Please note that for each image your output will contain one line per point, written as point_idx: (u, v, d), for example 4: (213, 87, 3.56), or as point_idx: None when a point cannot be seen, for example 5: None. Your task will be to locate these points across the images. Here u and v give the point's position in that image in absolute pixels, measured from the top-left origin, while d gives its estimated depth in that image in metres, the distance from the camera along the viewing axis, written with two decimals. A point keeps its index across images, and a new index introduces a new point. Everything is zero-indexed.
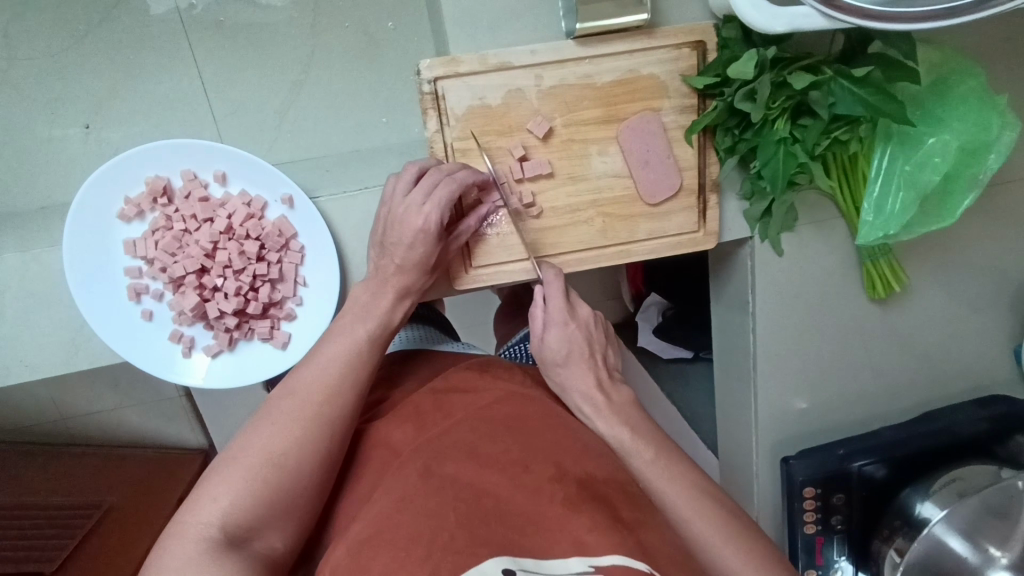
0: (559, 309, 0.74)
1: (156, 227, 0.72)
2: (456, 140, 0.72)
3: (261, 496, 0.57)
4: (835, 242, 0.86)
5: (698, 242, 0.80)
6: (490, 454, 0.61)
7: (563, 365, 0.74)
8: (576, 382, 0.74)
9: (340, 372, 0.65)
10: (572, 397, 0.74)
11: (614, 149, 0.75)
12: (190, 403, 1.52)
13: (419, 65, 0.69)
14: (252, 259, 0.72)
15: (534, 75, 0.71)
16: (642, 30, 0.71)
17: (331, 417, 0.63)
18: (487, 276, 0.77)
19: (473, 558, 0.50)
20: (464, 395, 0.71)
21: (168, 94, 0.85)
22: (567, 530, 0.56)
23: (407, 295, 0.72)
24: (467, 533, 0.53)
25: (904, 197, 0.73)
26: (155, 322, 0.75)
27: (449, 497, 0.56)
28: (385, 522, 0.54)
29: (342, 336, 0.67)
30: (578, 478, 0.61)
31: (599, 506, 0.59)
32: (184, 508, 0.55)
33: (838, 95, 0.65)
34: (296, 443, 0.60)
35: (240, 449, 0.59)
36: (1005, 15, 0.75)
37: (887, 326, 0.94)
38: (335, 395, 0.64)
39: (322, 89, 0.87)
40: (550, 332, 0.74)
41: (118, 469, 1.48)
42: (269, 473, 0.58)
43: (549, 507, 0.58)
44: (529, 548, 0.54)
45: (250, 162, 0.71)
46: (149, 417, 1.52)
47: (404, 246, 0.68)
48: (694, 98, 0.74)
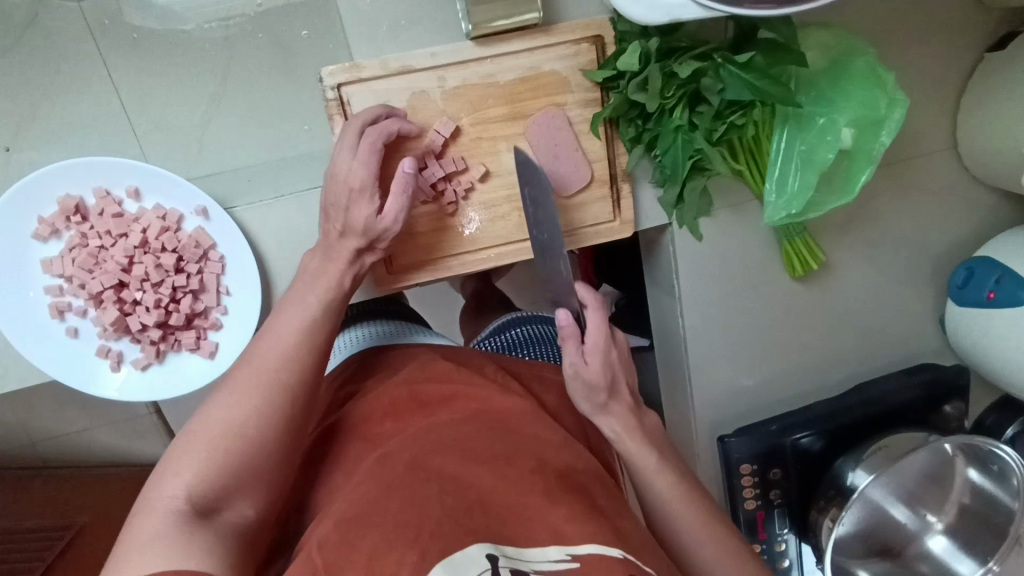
0: (602, 333, 0.72)
1: (73, 245, 0.72)
2: None
3: (225, 463, 0.58)
4: (754, 224, 0.89)
5: (614, 231, 0.82)
6: (474, 446, 0.64)
7: (603, 390, 0.72)
8: (609, 415, 0.74)
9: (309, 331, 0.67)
10: (604, 422, 0.74)
11: (523, 145, 0.76)
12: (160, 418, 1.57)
13: (320, 73, 0.70)
14: (170, 271, 0.73)
15: (437, 77, 0.72)
16: (538, 28, 0.72)
17: (291, 381, 0.64)
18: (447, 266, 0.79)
19: (458, 544, 0.52)
20: (447, 392, 0.73)
21: (86, 114, 0.84)
22: (547, 514, 0.58)
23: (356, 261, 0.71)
24: (452, 521, 0.55)
25: (804, 176, 0.74)
26: (81, 338, 0.76)
27: (433, 488, 0.58)
28: (371, 509, 0.56)
29: (297, 318, 0.67)
30: (557, 468, 0.64)
31: (577, 495, 0.62)
32: (148, 485, 0.56)
33: (726, 80, 0.67)
34: (253, 412, 0.61)
35: (199, 423, 0.60)
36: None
37: (813, 302, 0.96)
38: (293, 361, 0.65)
39: (240, 101, 0.86)
40: (592, 356, 0.71)
41: (91, 489, 1.49)
42: (233, 444, 0.59)
43: (531, 496, 0.60)
44: (509, 536, 0.57)
45: (162, 176, 0.72)
46: (120, 436, 1.56)
47: (342, 208, 0.67)
48: (597, 91, 0.76)
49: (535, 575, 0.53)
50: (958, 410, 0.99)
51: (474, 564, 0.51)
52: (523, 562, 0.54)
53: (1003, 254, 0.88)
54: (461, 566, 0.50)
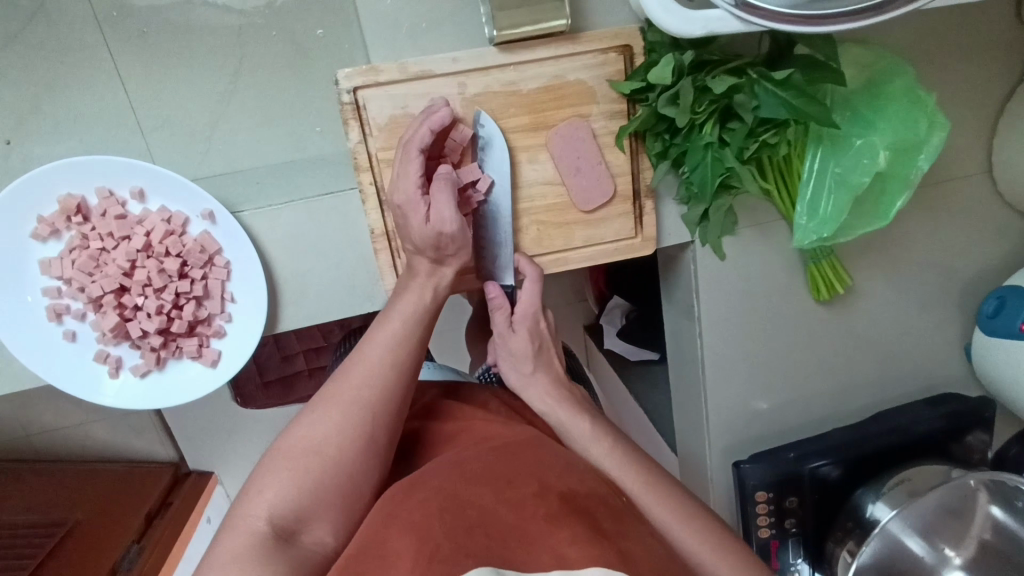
0: (529, 304, 0.78)
1: (73, 246, 0.70)
2: (379, 150, 0.70)
3: (313, 482, 0.57)
4: (778, 245, 0.86)
5: (635, 248, 0.79)
6: (475, 473, 0.60)
7: (529, 358, 0.79)
8: (538, 384, 0.79)
9: (399, 348, 0.65)
10: (530, 392, 0.79)
11: (544, 156, 0.73)
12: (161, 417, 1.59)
13: (336, 75, 0.67)
14: (174, 276, 0.70)
15: (457, 83, 0.69)
16: (565, 35, 0.69)
17: (371, 401, 0.61)
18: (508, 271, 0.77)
19: (457, 568, 0.48)
20: (456, 433, 0.71)
21: (92, 109, 0.81)
22: (549, 538, 0.53)
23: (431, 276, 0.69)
24: (452, 542, 0.51)
25: (837, 198, 0.71)
26: (79, 343, 0.73)
27: (434, 509, 0.55)
28: (375, 547, 0.53)
29: (385, 337, 0.65)
30: (561, 491, 0.59)
31: (581, 517, 0.56)
32: (238, 499, 0.56)
33: (761, 97, 0.64)
34: (339, 432, 0.59)
35: (284, 440, 0.59)
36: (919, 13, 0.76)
37: (835, 326, 0.93)
38: (375, 381, 0.62)
39: (250, 101, 0.83)
40: (519, 326, 0.78)
41: (87, 485, 1.49)
42: (315, 462, 0.57)
43: (533, 521, 0.55)
44: (511, 560, 0.52)
45: (168, 177, 0.69)
46: (117, 432, 1.56)
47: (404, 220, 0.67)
48: (623, 103, 0.73)
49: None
50: (981, 442, 0.96)
51: None
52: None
53: None
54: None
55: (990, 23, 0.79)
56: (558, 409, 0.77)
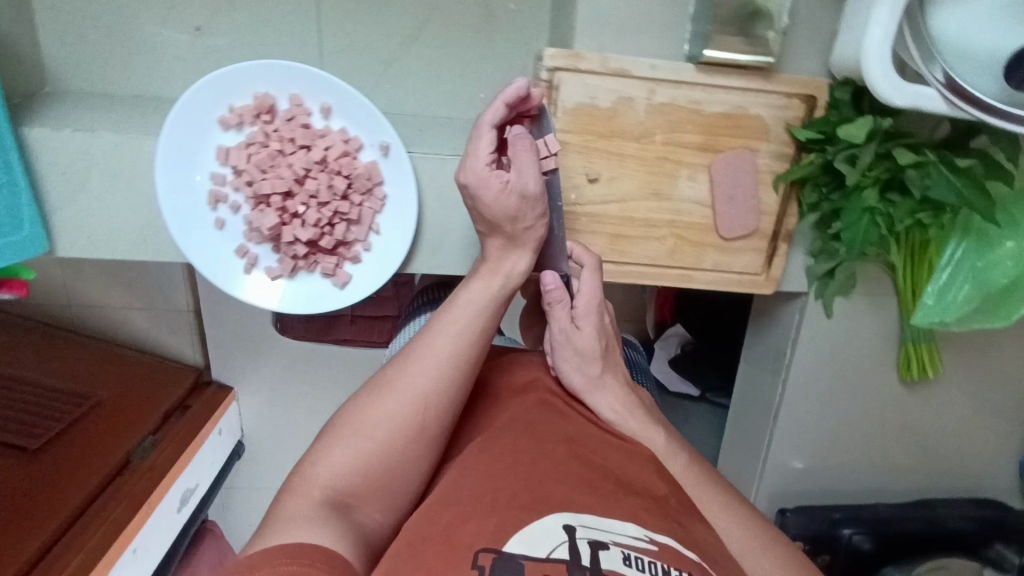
0: (591, 302, 0.72)
1: (253, 142, 0.73)
2: (557, 131, 0.73)
3: (369, 458, 0.56)
4: (885, 318, 0.88)
5: (758, 285, 0.82)
6: (544, 433, 0.60)
7: (591, 356, 0.71)
8: (606, 381, 0.71)
9: (460, 333, 0.63)
10: (598, 400, 0.69)
11: (703, 177, 0.76)
12: (197, 323, 1.58)
13: (542, 52, 0.71)
14: (337, 195, 0.74)
15: (648, 88, 0.72)
16: (760, 71, 0.72)
17: (438, 366, 0.60)
18: (635, 275, 0.81)
19: (533, 515, 0.48)
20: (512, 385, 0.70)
21: (283, 18, 0.84)
22: (621, 501, 0.53)
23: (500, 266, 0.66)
24: (526, 491, 0.51)
25: (968, 290, 0.74)
26: (225, 232, 0.77)
27: (502, 462, 0.55)
28: (440, 495, 0.53)
29: (449, 324, 0.63)
30: (622, 468, 0.59)
31: (645, 490, 0.57)
32: (301, 469, 0.55)
33: (934, 179, 0.67)
34: (405, 406, 0.58)
35: (349, 415, 0.58)
36: None
37: (909, 409, 0.96)
38: (444, 353, 0.61)
39: (430, 51, 0.86)
40: (583, 323, 0.72)
41: (115, 368, 1.49)
42: (379, 436, 0.57)
43: (602, 478, 0.55)
44: (587, 506, 0.51)
45: (359, 102, 0.73)
46: (155, 324, 1.58)
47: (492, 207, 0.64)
48: (792, 148, 0.76)
49: (614, 546, 0.48)
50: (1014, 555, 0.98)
51: (550, 538, 0.47)
52: (602, 533, 0.49)
53: None
54: (537, 541, 0.46)
55: None
56: (632, 419, 0.69)
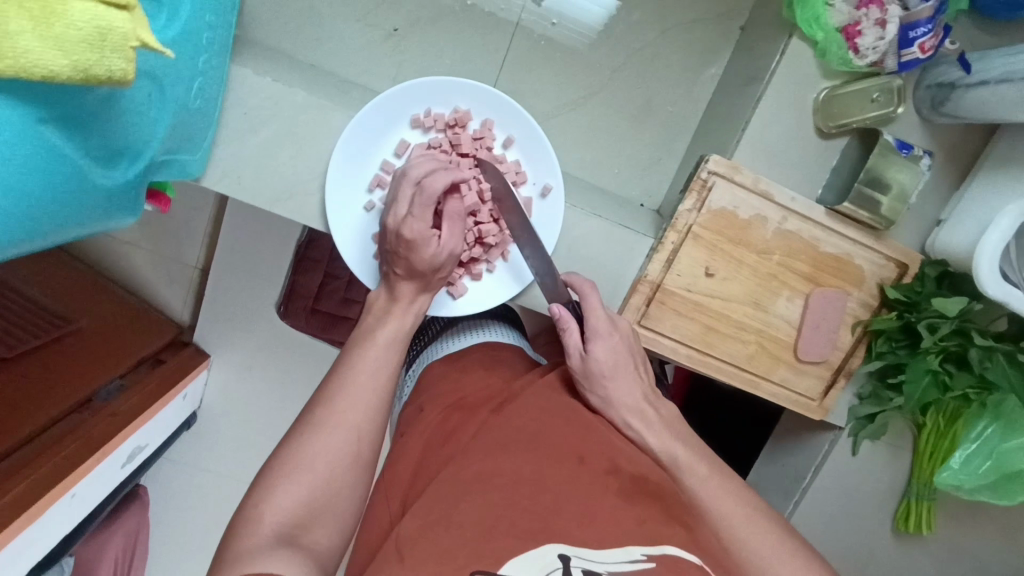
0: (603, 320, 0.75)
1: (435, 145, 0.79)
2: (697, 225, 0.82)
3: (330, 482, 0.60)
4: (898, 470, 0.99)
5: (810, 409, 0.91)
6: (544, 447, 0.63)
7: (610, 378, 0.73)
8: (627, 392, 0.73)
9: (386, 355, 0.70)
10: (621, 415, 0.73)
11: (799, 302, 0.86)
12: (200, 280, 1.45)
13: (707, 157, 0.81)
14: (491, 216, 0.80)
15: (782, 215, 0.83)
16: (870, 231, 0.85)
17: (363, 400, 0.66)
18: (714, 367, 0.88)
19: (532, 544, 0.51)
20: (503, 396, 0.74)
21: (472, 48, 0.93)
22: (624, 512, 0.57)
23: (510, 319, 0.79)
24: (525, 518, 0.54)
25: (986, 465, 0.86)
26: (373, 213, 0.81)
27: (502, 487, 0.57)
28: (435, 514, 0.55)
29: (359, 363, 0.68)
30: (629, 474, 0.63)
31: (652, 501, 0.61)
32: (255, 502, 0.58)
33: (994, 364, 0.79)
34: (349, 443, 0.63)
35: (306, 447, 0.61)
36: None
37: (895, 559, 1.04)
38: (374, 385, 0.67)
39: (587, 120, 0.96)
40: (595, 343, 0.74)
41: (95, 300, 1.32)
42: (328, 466, 0.61)
43: (603, 498, 0.58)
44: (585, 536, 0.54)
45: (540, 145, 0.80)
46: (155, 270, 1.44)
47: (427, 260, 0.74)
48: (876, 301, 0.87)
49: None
50: None
51: (546, 564, 0.50)
52: (595, 563, 0.51)
53: None
54: (532, 565, 0.50)
55: None
56: (650, 433, 0.72)
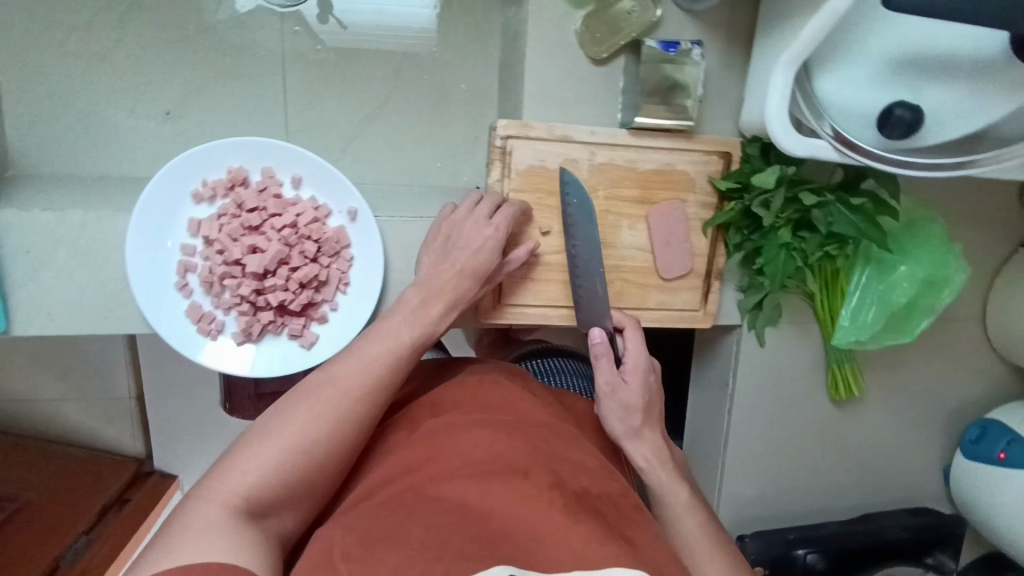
0: (636, 365, 0.75)
1: (224, 212, 0.76)
2: (513, 191, 0.81)
3: (282, 483, 0.60)
4: (812, 345, 0.99)
5: (697, 320, 0.91)
6: (496, 465, 0.62)
7: (642, 413, 0.75)
8: (638, 435, 0.76)
9: (374, 372, 0.67)
10: (637, 448, 0.75)
11: (642, 226, 0.86)
12: (138, 408, 1.35)
13: (495, 123, 0.79)
14: (307, 258, 0.78)
15: (589, 151, 0.82)
16: (682, 133, 0.84)
17: (362, 403, 0.66)
18: None
19: (480, 562, 0.51)
20: (466, 401, 0.74)
21: (250, 99, 0.90)
22: (560, 535, 0.56)
23: (456, 305, 0.75)
24: (475, 543, 0.54)
25: (876, 312, 0.85)
26: (194, 299, 0.79)
27: (456, 517, 0.56)
28: (383, 529, 0.55)
29: (342, 367, 0.67)
30: (574, 491, 0.62)
31: (594, 517, 0.59)
32: (213, 473, 0.58)
33: (836, 216, 0.78)
34: (330, 434, 0.63)
35: (275, 428, 0.62)
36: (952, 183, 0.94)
37: (843, 427, 1.05)
38: (369, 387, 0.67)
39: (391, 125, 0.93)
40: (626, 378, 0.75)
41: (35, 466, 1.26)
42: (299, 457, 0.61)
43: (549, 513, 0.58)
44: (531, 559, 0.54)
45: (328, 172, 0.78)
46: (86, 415, 1.32)
47: (468, 253, 0.75)
48: (715, 198, 0.86)
49: None
50: (943, 563, 1.09)
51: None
52: None
53: (1014, 421, 0.99)
54: None
55: (1004, 203, 0.98)
56: (661, 468, 0.75)
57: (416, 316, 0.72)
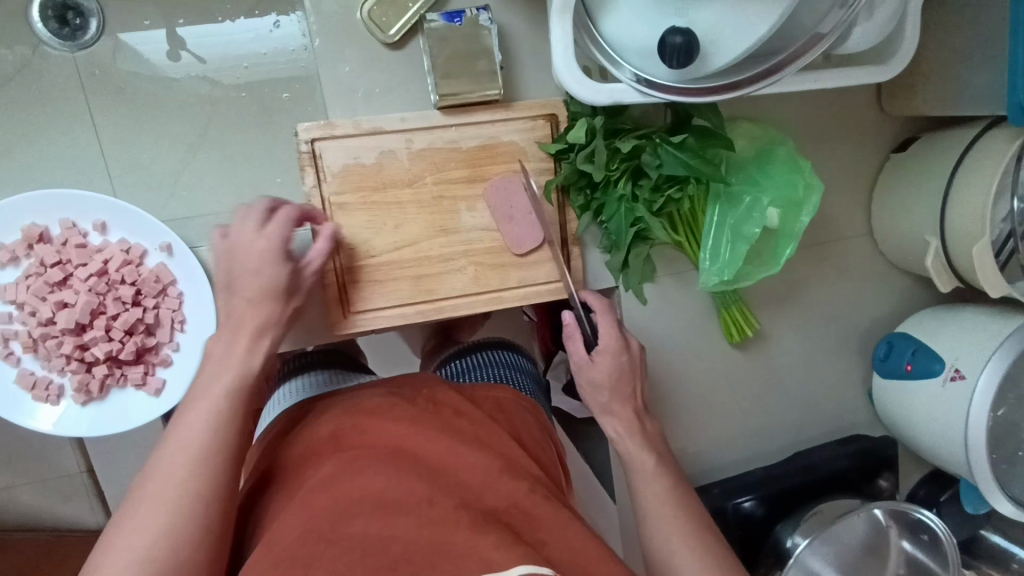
0: (614, 339, 0.81)
1: (30, 273, 0.73)
2: (333, 194, 0.78)
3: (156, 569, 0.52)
4: (695, 291, 0.96)
5: (565, 290, 0.88)
6: (394, 492, 0.59)
7: (609, 389, 0.81)
8: (615, 411, 0.81)
9: (228, 415, 0.60)
10: (607, 422, 0.82)
11: (481, 206, 0.83)
12: (91, 479, 1.30)
13: (297, 128, 0.76)
14: (127, 303, 0.75)
15: (405, 139, 0.79)
16: (499, 104, 0.81)
17: (227, 451, 0.59)
18: (447, 307, 0.84)
19: None
20: (359, 422, 0.69)
21: (65, 152, 0.87)
22: (472, 549, 0.54)
23: (263, 333, 0.67)
24: None
25: (735, 247, 0.82)
26: (22, 367, 0.75)
27: (356, 554, 0.53)
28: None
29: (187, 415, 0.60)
30: (482, 509, 0.61)
31: (504, 528, 0.59)
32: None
33: (663, 157, 0.76)
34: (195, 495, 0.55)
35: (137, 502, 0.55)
36: (796, 101, 0.92)
37: (751, 369, 1.02)
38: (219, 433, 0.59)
39: (218, 152, 0.90)
40: (600, 359, 0.81)
41: None
42: (172, 529, 0.54)
43: (455, 532, 0.56)
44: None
45: (129, 212, 0.74)
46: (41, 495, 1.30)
47: (252, 273, 0.67)
48: (550, 163, 0.83)
49: None
50: (891, 484, 1.04)
51: None
52: None
53: (918, 330, 0.96)
54: None
55: (859, 112, 0.96)
56: (631, 440, 0.80)
57: (246, 348, 0.65)
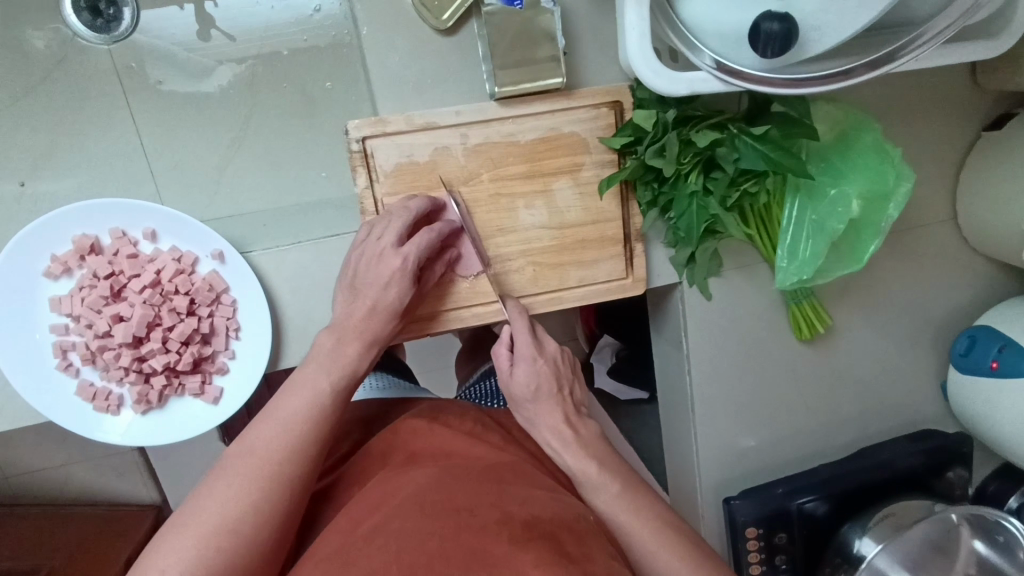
0: (525, 345, 0.74)
1: (84, 284, 0.72)
2: (387, 195, 0.74)
3: (208, 565, 0.55)
4: (762, 286, 0.91)
5: (627, 289, 0.83)
6: (435, 502, 0.58)
7: (531, 401, 0.74)
8: (545, 417, 0.74)
9: (299, 430, 0.64)
10: (541, 434, 0.74)
11: (540, 203, 0.78)
12: (142, 458, 1.33)
13: (347, 126, 0.72)
14: (182, 314, 0.73)
15: (460, 134, 0.74)
16: (561, 92, 0.75)
17: (290, 474, 0.62)
18: (493, 313, 0.79)
19: None
20: (415, 453, 0.71)
21: (102, 150, 0.81)
22: (510, 561, 0.51)
23: (378, 340, 0.71)
24: None
25: (816, 243, 0.77)
26: (81, 379, 0.74)
27: (392, 552, 0.52)
28: None
29: (271, 413, 0.65)
30: (523, 518, 0.57)
31: (547, 541, 0.55)
32: (151, 547, 0.56)
33: (742, 150, 0.69)
34: (242, 492, 0.59)
35: (193, 513, 0.58)
36: (882, 78, 0.84)
37: (817, 363, 0.97)
38: (294, 447, 0.63)
39: (262, 145, 0.85)
40: (518, 367, 0.74)
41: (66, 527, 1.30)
42: (226, 540, 0.57)
43: (496, 544, 0.53)
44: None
45: (180, 219, 0.73)
46: (97, 473, 1.33)
47: (379, 287, 0.70)
48: (614, 155, 0.78)
49: None
50: (961, 477, 0.99)
51: None
52: None
53: (1004, 324, 0.89)
54: None
55: (949, 87, 0.87)
56: (566, 452, 0.72)
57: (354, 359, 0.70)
